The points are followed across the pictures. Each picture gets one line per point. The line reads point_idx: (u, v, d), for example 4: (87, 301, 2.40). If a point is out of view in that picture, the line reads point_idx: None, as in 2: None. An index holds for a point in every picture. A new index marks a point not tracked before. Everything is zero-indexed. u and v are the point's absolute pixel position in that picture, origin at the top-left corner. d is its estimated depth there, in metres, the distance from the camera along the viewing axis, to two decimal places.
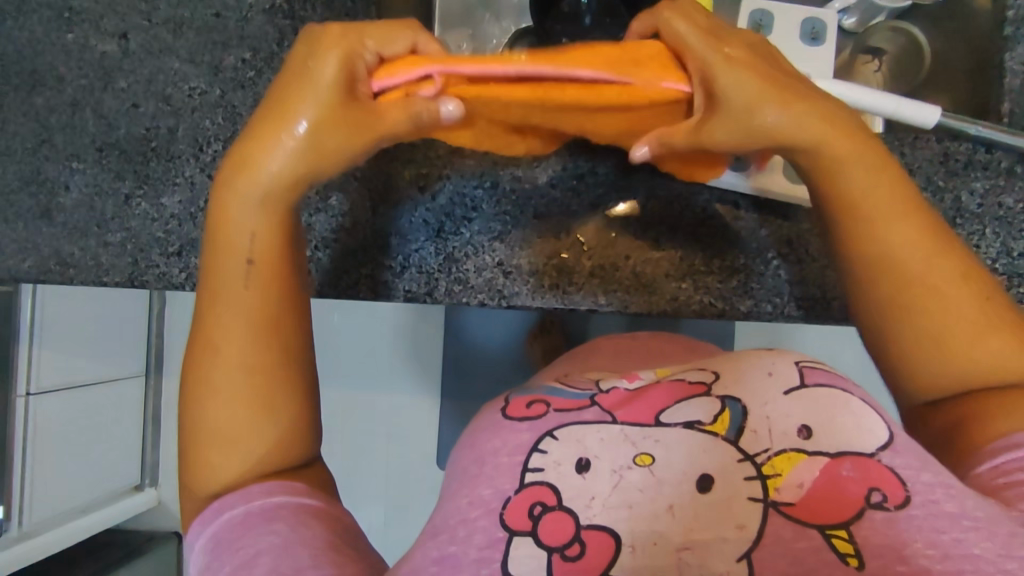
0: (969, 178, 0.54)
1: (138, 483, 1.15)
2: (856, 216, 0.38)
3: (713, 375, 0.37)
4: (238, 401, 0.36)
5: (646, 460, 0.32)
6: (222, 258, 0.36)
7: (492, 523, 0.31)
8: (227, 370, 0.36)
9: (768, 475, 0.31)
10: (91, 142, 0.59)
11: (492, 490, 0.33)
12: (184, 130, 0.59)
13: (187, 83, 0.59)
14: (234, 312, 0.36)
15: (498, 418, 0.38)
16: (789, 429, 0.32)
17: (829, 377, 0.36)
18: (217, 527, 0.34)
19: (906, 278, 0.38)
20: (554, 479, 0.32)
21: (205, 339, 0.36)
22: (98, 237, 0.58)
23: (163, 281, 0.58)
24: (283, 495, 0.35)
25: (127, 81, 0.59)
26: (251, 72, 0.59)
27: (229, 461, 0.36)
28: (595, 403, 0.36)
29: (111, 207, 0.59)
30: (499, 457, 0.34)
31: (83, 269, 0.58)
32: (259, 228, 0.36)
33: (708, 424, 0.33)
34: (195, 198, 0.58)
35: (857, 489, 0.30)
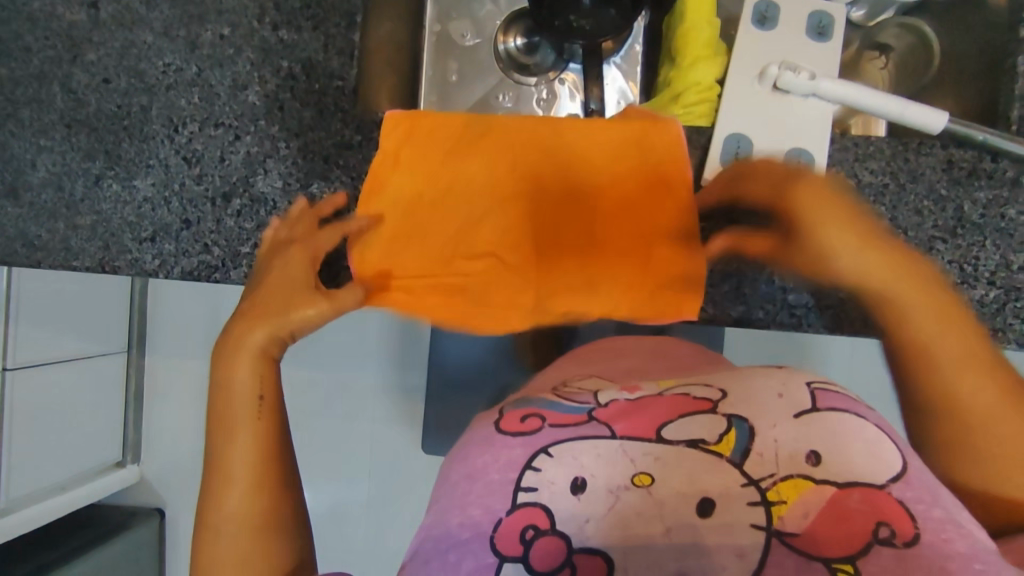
0: (972, 188, 0.51)
1: (118, 460, 1.11)
2: (919, 340, 0.51)
3: (720, 392, 0.42)
4: (238, 523, 0.52)
5: (644, 480, 0.36)
6: (222, 419, 0.54)
7: (482, 547, 0.37)
8: (229, 518, 0.52)
9: (772, 503, 0.34)
10: (60, 119, 0.56)
11: (483, 510, 0.38)
12: (158, 109, 0.56)
13: (161, 58, 0.56)
14: (240, 446, 0.53)
15: (493, 432, 0.43)
16: (796, 455, 0.36)
17: (838, 399, 0.41)
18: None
19: (940, 379, 0.51)
20: (546, 500, 0.37)
21: (210, 465, 0.54)
22: (67, 220, 0.56)
23: (136, 267, 0.56)
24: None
25: (97, 54, 0.56)
26: (229, 49, 0.56)
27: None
28: (592, 417, 0.41)
29: (81, 187, 0.56)
30: (489, 473, 0.40)
31: (51, 252, 0.55)
32: (243, 376, 0.54)
33: (712, 444, 0.37)
34: (169, 181, 0.55)
35: (863, 521, 0.33)
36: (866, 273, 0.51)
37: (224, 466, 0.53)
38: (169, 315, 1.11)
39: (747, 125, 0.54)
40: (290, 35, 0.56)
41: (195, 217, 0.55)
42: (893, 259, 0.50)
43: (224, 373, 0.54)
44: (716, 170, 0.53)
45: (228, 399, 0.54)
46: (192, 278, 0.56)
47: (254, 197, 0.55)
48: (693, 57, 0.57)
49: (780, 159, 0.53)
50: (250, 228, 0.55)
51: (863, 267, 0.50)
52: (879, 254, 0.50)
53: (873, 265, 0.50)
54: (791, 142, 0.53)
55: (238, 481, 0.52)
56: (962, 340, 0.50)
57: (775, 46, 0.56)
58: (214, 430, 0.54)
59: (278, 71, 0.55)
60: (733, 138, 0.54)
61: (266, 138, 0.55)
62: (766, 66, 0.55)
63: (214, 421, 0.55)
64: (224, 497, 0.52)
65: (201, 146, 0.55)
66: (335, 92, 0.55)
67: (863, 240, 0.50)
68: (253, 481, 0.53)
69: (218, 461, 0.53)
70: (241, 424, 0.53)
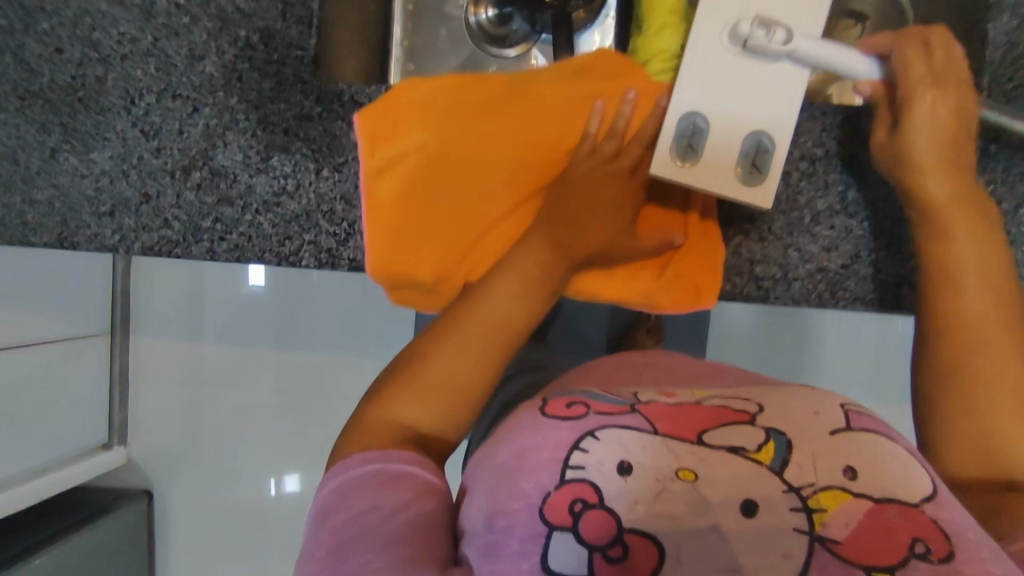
0: None
1: None
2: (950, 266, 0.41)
3: (757, 404, 0.34)
4: (436, 402, 0.37)
5: (688, 475, 0.29)
6: (472, 315, 0.39)
7: (531, 516, 0.29)
8: (440, 378, 0.37)
9: (813, 509, 0.28)
10: (13, 90, 0.55)
11: (533, 484, 0.30)
12: (114, 80, 0.54)
13: (115, 27, 0.54)
14: (470, 341, 0.38)
15: (534, 417, 0.34)
16: (833, 464, 0.29)
17: (875, 422, 0.33)
18: (347, 480, 0.34)
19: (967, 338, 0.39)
20: (596, 479, 0.29)
21: (446, 324, 0.39)
22: (24, 194, 0.55)
23: (95, 242, 0.55)
24: (404, 464, 0.34)
25: (50, 23, 0.54)
26: (185, 17, 0.54)
27: (414, 409, 0.37)
28: (636, 410, 0.33)
29: (37, 161, 0.55)
30: (539, 452, 0.31)
31: (10, 228, 0.55)
32: (513, 302, 0.39)
33: (752, 452, 0.30)
34: (127, 154, 0.55)
35: (901, 536, 0.27)
36: (952, 200, 0.42)
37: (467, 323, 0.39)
38: None
39: (709, 100, 0.42)
40: (247, 4, 0.54)
41: (154, 190, 0.55)
42: (966, 205, 0.42)
43: (487, 297, 0.39)
44: (663, 165, 0.42)
45: (491, 312, 0.39)
46: (153, 253, 0.56)
47: (214, 170, 0.54)
48: (658, 26, 0.53)
49: (738, 146, 0.42)
50: (211, 202, 0.55)
51: (937, 139, 0.42)
52: (951, 134, 0.42)
53: (947, 195, 0.42)
54: (756, 124, 0.42)
55: (457, 375, 0.37)
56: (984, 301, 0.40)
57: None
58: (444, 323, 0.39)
59: (236, 41, 0.54)
60: (687, 120, 0.42)
61: (224, 109, 0.54)
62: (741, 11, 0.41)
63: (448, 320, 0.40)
64: (428, 363, 0.38)
65: (158, 118, 0.54)
66: (295, 62, 0.54)
67: (941, 155, 0.42)
68: (525, 295, 0.40)
69: (439, 340, 0.38)
70: (493, 332, 0.38)
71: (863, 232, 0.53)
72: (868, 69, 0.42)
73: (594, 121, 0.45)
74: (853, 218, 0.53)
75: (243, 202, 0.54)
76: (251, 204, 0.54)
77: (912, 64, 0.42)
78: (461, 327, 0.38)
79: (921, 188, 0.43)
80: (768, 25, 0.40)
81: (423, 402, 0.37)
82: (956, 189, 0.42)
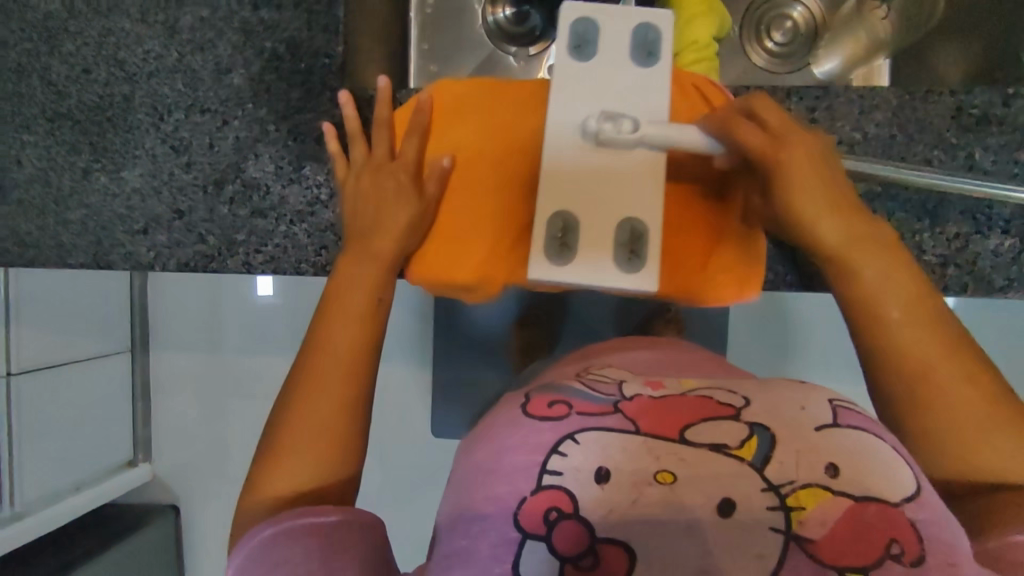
0: (983, 134, 0.51)
1: (129, 459, 1.10)
2: (874, 305, 0.43)
3: (743, 399, 0.36)
4: (308, 456, 0.44)
5: (668, 477, 0.31)
6: (323, 352, 0.46)
7: (504, 522, 0.32)
8: (311, 433, 0.44)
9: (792, 508, 0.30)
10: (42, 113, 0.55)
11: (509, 488, 0.33)
12: (141, 97, 0.54)
13: (141, 45, 0.54)
14: (329, 380, 0.45)
15: (517, 415, 0.37)
16: (816, 465, 0.31)
17: (864, 420, 0.35)
18: (253, 546, 0.40)
19: (922, 379, 0.41)
20: (571, 485, 0.31)
21: (306, 372, 0.46)
22: (56, 215, 0.54)
23: (130, 261, 0.55)
24: (310, 516, 0.40)
25: (75, 44, 0.54)
26: (210, 32, 0.54)
27: (286, 473, 0.43)
28: (618, 410, 0.35)
29: (68, 182, 0.55)
30: (517, 455, 0.34)
31: (43, 250, 0.54)
32: (347, 324, 0.47)
33: (735, 448, 0.32)
34: (158, 171, 0.54)
35: (877, 536, 0.29)
36: (842, 246, 0.43)
37: (314, 382, 0.45)
38: (168, 310, 1.08)
39: (569, 198, 0.43)
40: (271, 14, 0.54)
41: (186, 206, 0.54)
42: (892, 258, 0.43)
43: (320, 336, 0.47)
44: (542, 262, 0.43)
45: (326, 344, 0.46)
46: (188, 270, 0.55)
47: (246, 183, 0.54)
48: (690, 14, 0.56)
49: (608, 237, 0.42)
50: (243, 215, 0.54)
51: (819, 192, 0.43)
52: (825, 180, 0.44)
53: (838, 240, 0.43)
54: (621, 215, 0.43)
55: (321, 416, 0.44)
56: (926, 340, 0.42)
57: (599, 77, 0.45)
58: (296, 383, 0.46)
59: (262, 53, 0.54)
60: (553, 219, 0.43)
61: (253, 121, 0.54)
62: (588, 113, 0.44)
63: (302, 374, 0.46)
64: (294, 412, 0.45)
65: (187, 134, 0.54)
66: (323, 70, 0.54)
67: (828, 205, 0.43)
68: (361, 312, 0.47)
69: (311, 386, 0.45)
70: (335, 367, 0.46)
71: (905, 214, 0.52)
72: (703, 142, 0.44)
73: (412, 149, 0.50)
74: (895, 200, 0.52)
75: (276, 214, 0.54)
76: (283, 216, 0.54)
77: (752, 143, 0.43)
78: (324, 364, 0.46)
79: (813, 238, 0.44)
80: (612, 122, 0.43)
81: (304, 467, 0.44)
82: (864, 240, 0.43)
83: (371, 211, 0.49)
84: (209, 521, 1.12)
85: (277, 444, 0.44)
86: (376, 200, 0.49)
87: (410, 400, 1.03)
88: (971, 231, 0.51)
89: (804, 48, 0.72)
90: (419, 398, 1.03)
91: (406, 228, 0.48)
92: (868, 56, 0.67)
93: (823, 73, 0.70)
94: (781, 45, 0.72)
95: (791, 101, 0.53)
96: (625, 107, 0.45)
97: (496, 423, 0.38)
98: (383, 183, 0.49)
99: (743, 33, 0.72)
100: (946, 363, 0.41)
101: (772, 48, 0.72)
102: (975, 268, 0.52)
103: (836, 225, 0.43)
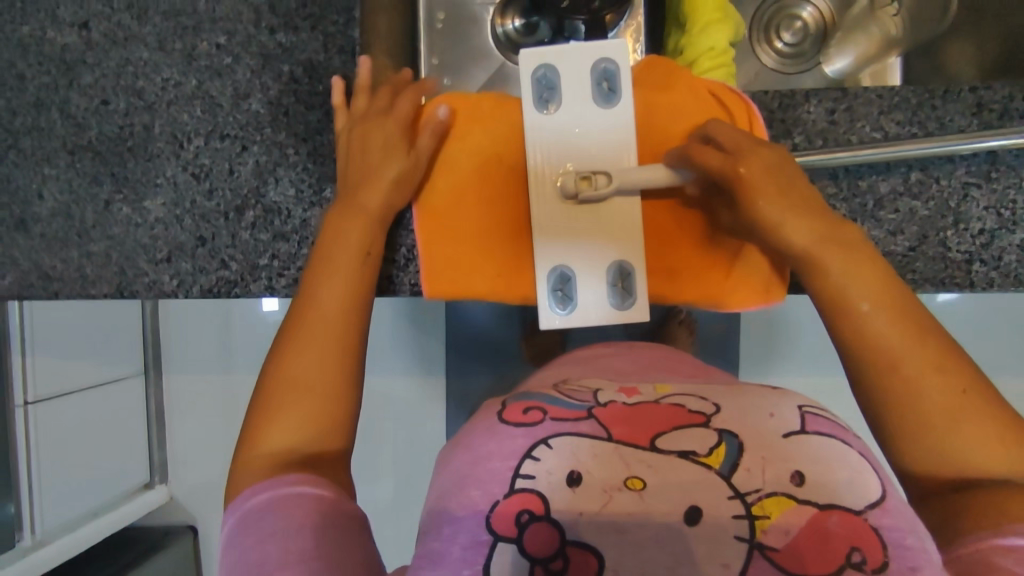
0: (1005, 128, 0.51)
1: (146, 482, 1.10)
2: (840, 298, 0.42)
3: (714, 407, 0.36)
4: (302, 407, 0.41)
5: (637, 484, 0.31)
6: (315, 303, 0.45)
7: (477, 524, 0.31)
8: (306, 379, 0.42)
9: (756, 516, 0.30)
10: (62, 145, 0.55)
11: (481, 492, 0.32)
12: (161, 126, 0.54)
13: (158, 73, 0.54)
14: (320, 328, 0.44)
15: (493, 422, 0.36)
16: (781, 472, 0.31)
17: (831, 425, 0.35)
18: (245, 510, 0.37)
19: (889, 368, 0.40)
20: (543, 488, 0.31)
21: (293, 327, 0.44)
22: (79, 247, 0.55)
23: (154, 290, 0.55)
24: (300, 486, 0.37)
25: (93, 76, 0.55)
26: (227, 57, 0.54)
27: (283, 429, 0.41)
28: (592, 415, 0.35)
29: (91, 213, 0.55)
30: (492, 461, 0.33)
31: (67, 282, 0.54)
32: (339, 273, 0.46)
33: (703, 456, 0.32)
34: (180, 199, 0.54)
35: (840, 544, 0.29)
36: (810, 244, 0.44)
37: (305, 331, 0.44)
38: (180, 332, 1.09)
39: (566, 251, 0.53)
40: (288, 38, 0.54)
41: (209, 233, 0.54)
42: (838, 244, 0.43)
43: (311, 284, 0.45)
44: (551, 316, 0.53)
45: (318, 296, 0.45)
46: (212, 295, 0.55)
47: (268, 207, 0.54)
48: (704, 23, 0.56)
49: (603, 276, 0.53)
50: (266, 240, 0.54)
51: (776, 196, 0.45)
52: (776, 179, 0.45)
53: (806, 233, 0.44)
54: (614, 257, 0.52)
55: (317, 360, 0.43)
56: (888, 324, 0.41)
57: (566, 133, 0.52)
58: (280, 337, 0.44)
59: (280, 77, 0.54)
60: (557, 272, 0.53)
61: (273, 145, 0.54)
62: (564, 175, 0.51)
63: (287, 326, 0.45)
64: (289, 363, 0.43)
65: (208, 160, 0.54)
66: (339, 91, 0.54)
67: (784, 208, 0.44)
68: (356, 262, 0.46)
69: (303, 334, 0.43)
70: (331, 314, 0.44)
71: (929, 213, 0.52)
72: (669, 172, 0.49)
73: (405, 103, 0.51)
74: (918, 199, 0.52)
75: (299, 237, 0.54)
76: (306, 239, 0.54)
77: (711, 163, 0.47)
78: (316, 312, 0.44)
79: (782, 240, 0.44)
80: (588, 182, 0.50)
81: (297, 423, 0.41)
82: (812, 228, 0.44)
83: (364, 166, 0.49)
84: None
85: (269, 399, 0.42)
86: (367, 154, 0.49)
87: (426, 412, 1.03)
88: (996, 227, 0.51)
89: (814, 46, 0.72)
90: (435, 410, 1.03)
91: (397, 177, 0.49)
92: (881, 56, 0.66)
93: (834, 72, 0.71)
94: (790, 46, 0.72)
95: (810, 104, 0.53)
96: (595, 163, 0.52)
97: (473, 431, 0.37)
98: (372, 137, 0.50)
99: (750, 35, 0.72)
100: (913, 350, 0.40)
101: (781, 49, 0.72)
102: (1002, 264, 0.51)
103: (801, 229, 0.44)
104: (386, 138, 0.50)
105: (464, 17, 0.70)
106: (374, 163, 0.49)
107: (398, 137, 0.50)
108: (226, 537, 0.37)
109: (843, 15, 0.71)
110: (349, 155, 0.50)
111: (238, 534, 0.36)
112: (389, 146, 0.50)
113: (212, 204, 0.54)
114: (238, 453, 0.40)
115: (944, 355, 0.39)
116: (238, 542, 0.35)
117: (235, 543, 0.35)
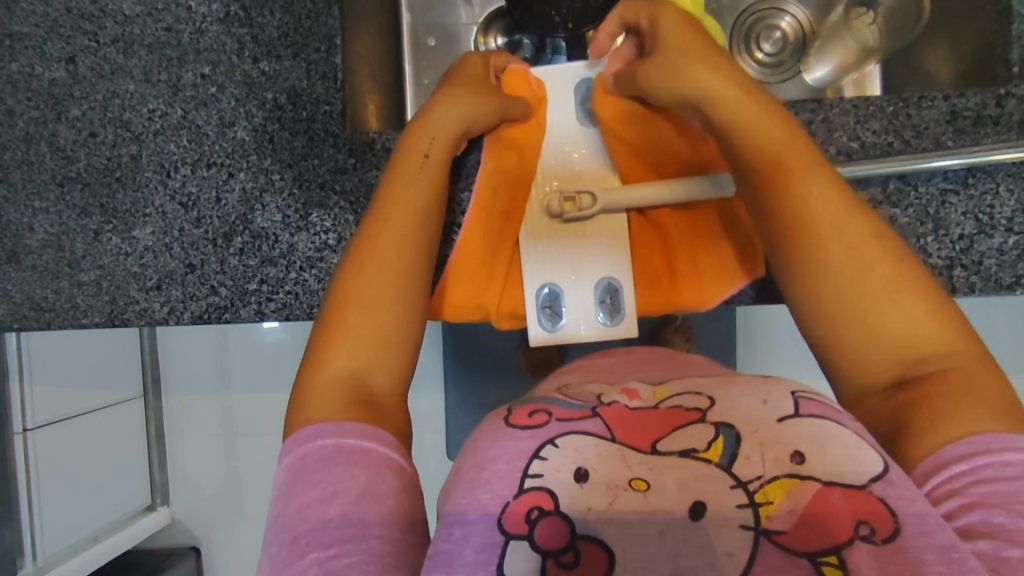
0: (979, 134, 0.51)
1: (148, 503, 1.10)
2: (850, 273, 0.39)
3: (708, 401, 0.36)
4: (372, 324, 0.40)
5: (641, 485, 0.31)
6: (383, 222, 0.43)
7: (488, 527, 0.31)
8: (377, 296, 0.41)
9: (759, 503, 0.30)
10: (51, 178, 0.56)
11: (490, 494, 0.32)
12: (148, 156, 0.55)
13: (145, 105, 0.55)
14: (390, 246, 0.42)
15: (500, 426, 0.36)
16: (781, 454, 0.31)
17: (826, 407, 0.35)
18: (310, 453, 0.35)
19: (867, 299, 0.38)
20: (552, 486, 0.31)
21: (358, 254, 0.42)
22: (71, 278, 0.55)
23: (145, 317, 0.55)
24: (366, 439, 0.36)
25: (81, 109, 0.56)
26: (212, 87, 0.55)
27: (351, 352, 0.39)
28: (596, 414, 0.35)
29: (81, 245, 0.55)
30: (498, 463, 0.33)
31: (60, 312, 0.55)
32: (411, 187, 0.44)
33: (702, 451, 0.32)
34: (168, 227, 0.55)
35: (845, 518, 0.29)
36: (733, 103, 0.43)
37: (374, 253, 0.42)
38: (179, 353, 1.10)
39: (553, 268, 0.53)
40: (271, 66, 0.55)
41: (198, 259, 0.55)
42: (878, 237, 0.39)
43: (389, 198, 0.44)
44: (540, 334, 0.53)
45: (389, 209, 0.43)
46: (203, 321, 0.56)
47: (255, 233, 0.54)
48: None
49: (593, 295, 0.53)
50: (254, 264, 0.54)
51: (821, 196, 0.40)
52: (841, 190, 0.41)
53: (732, 96, 0.43)
54: (609, 272, 0.53)
55: (390, 270, 0.41)
56: (883, 275, 0.38)
57: (551, 153, 0.54)
58: (350, 259, 0.42)
59: (264, 104, 0.55)
60: (545, 291, 0.53)
61: (259, 172, 0.54)
62: (549, 195, 0.53)
63: (355, 251, 0.42)
64: (364, 273, 0.41)
65: (195, 188, 0.55)
66: (323, 117, 0.54)
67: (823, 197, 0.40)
68: (429, 186, 0.45)
69: (373, 245, 0.42)
70: (404, 228, 0.43)
71: (908, 220, 0.52)
72: (676, 189, 0.50)
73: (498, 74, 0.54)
74: (898, 207, 0.52)
75: (287, 261, 0.54)
76: (293, 263, 0.54)
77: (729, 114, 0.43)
78: (391, 225, 0.43)
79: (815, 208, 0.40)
80: (572, 203, 0.52)
81: (370, 338, 0.40)
82: (843, 227, 0.40)
83: (453, 84, 0.50)
84: (238, 557, 1.12)
85: (331, 318, 0.40)
86: (460, 77, 0.50)
87: (424, 426, 1.04)
88: (975, 231, 0.52)
89: (794, 56, 0.73)
90: (433, 425, 1.04)
91: (476, 88, 0.50)
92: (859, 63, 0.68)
93: (816, 80, 0.71)
94: (770, 56, 0.73)
95: None
96: (580, 182, 0.54)
97: (475, 439, 0.37)
98: (473, 74, 0.51)
99: (732, 46, 0.73)
100: (851, 217, 0.40)
101: (761, 58, 0.73)
102: (982, 268, 0.52)
103: (858, 238, 0.39)
104: (480, 68, 0.52)
105: (447, 39, 0.71)
106: (453, 80, 0.50)
107: (480, 79, 0.51)
108: (277, 487, 0.35)
109: (821, 24, 0.72)
110: (444, 92, 0.49)
111: (284, 494, 0.34)
112: (469, 72, 0.51)
113: (200, 233, 0.55)
114: (305, 372, 0.39)
115: (923, 290, 0.38)
116: (286, 502, 0.34)
117: (284, 498, 0.34)
